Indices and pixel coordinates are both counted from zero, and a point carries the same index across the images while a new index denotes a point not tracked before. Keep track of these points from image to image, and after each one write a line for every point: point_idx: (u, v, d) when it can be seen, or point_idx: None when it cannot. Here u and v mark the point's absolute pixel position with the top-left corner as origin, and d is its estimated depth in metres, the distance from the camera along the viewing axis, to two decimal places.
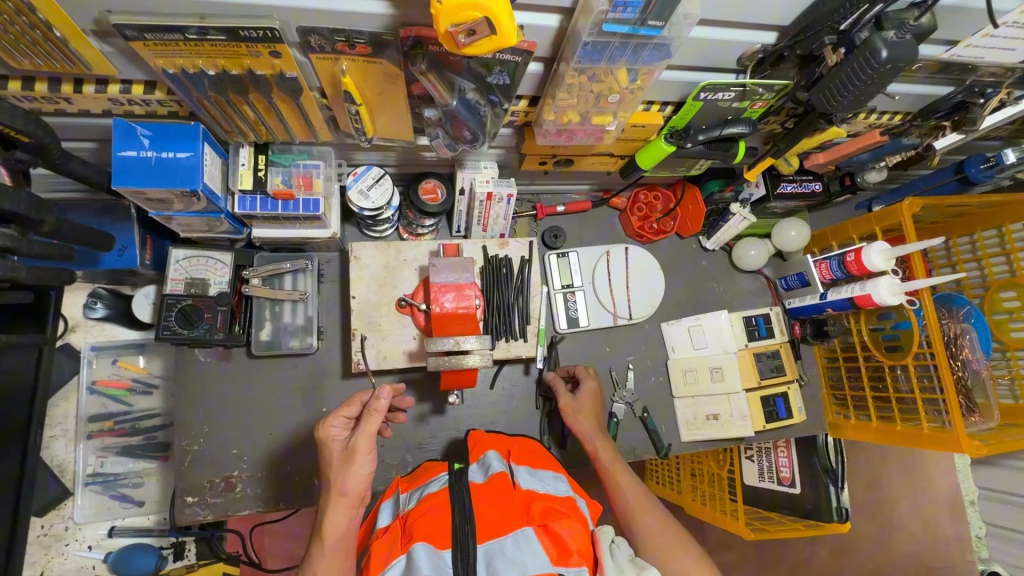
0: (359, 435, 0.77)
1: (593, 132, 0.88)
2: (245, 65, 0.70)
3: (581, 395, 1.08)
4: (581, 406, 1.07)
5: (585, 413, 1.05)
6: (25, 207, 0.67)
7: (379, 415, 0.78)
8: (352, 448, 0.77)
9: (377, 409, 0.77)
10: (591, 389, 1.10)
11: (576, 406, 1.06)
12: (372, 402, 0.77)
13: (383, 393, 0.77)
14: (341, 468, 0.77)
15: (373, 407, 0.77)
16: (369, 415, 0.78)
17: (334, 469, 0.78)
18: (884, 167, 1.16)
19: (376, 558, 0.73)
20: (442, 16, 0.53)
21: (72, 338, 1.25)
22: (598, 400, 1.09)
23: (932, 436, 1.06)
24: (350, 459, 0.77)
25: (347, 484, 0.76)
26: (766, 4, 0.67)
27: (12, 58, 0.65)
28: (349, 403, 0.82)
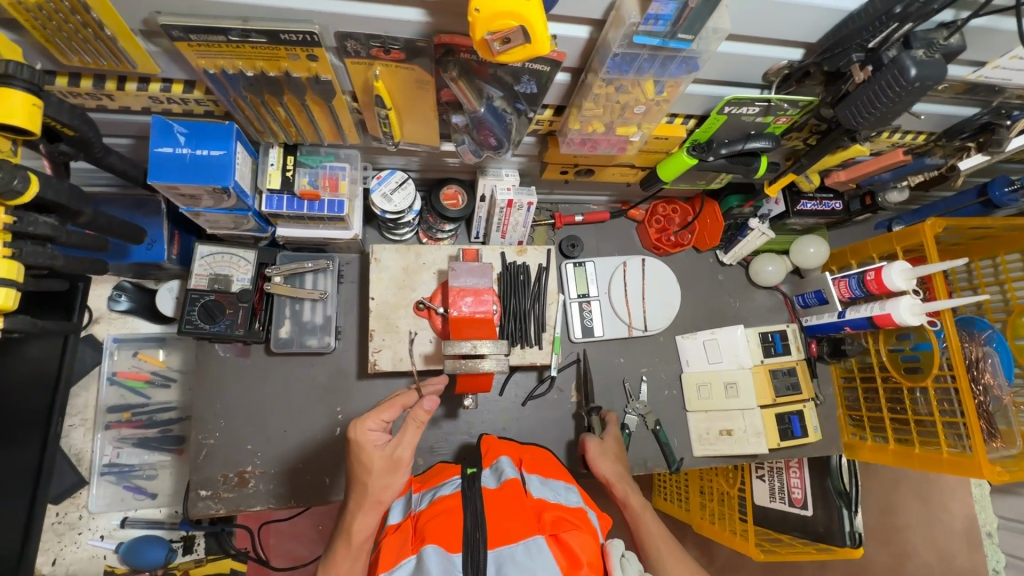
0: (401, 444, 0.80)
1: (616, 142, 0.89)
2: (283, 67, 0.72)
3: (608, 439, 1.08)
4: (609, 448, 1.07)
5: (613, 456, 1.05)
6: (64, 197, 0.70)
7: (421, 426, 0.81)
8: (393, 456, 0.79)
9: (420, 419, 0.80)
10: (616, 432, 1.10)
11: (604, 449, 1.06)
12: (418, 413, 0.80)
13: (428, 403, 0.80)
14: (381, 475, 0.78)
15: (416, 417, 0.80)
16: (412, 424, 0.80)
17: (373, 475, 0.78)
18: (906, 187, 1.15)
19: (388, 554, 0.75)
20: (479, 24, 0.55)
21: (96, 329, 1.27)
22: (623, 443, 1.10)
23: (952, 460, 1.05)
24: (391, 468, 0.79)
25: (386, 493, 0.79)
26: (794, 20, 0.68)
27: (62, 54, 0.68)
28: (390, 407, 0.82)
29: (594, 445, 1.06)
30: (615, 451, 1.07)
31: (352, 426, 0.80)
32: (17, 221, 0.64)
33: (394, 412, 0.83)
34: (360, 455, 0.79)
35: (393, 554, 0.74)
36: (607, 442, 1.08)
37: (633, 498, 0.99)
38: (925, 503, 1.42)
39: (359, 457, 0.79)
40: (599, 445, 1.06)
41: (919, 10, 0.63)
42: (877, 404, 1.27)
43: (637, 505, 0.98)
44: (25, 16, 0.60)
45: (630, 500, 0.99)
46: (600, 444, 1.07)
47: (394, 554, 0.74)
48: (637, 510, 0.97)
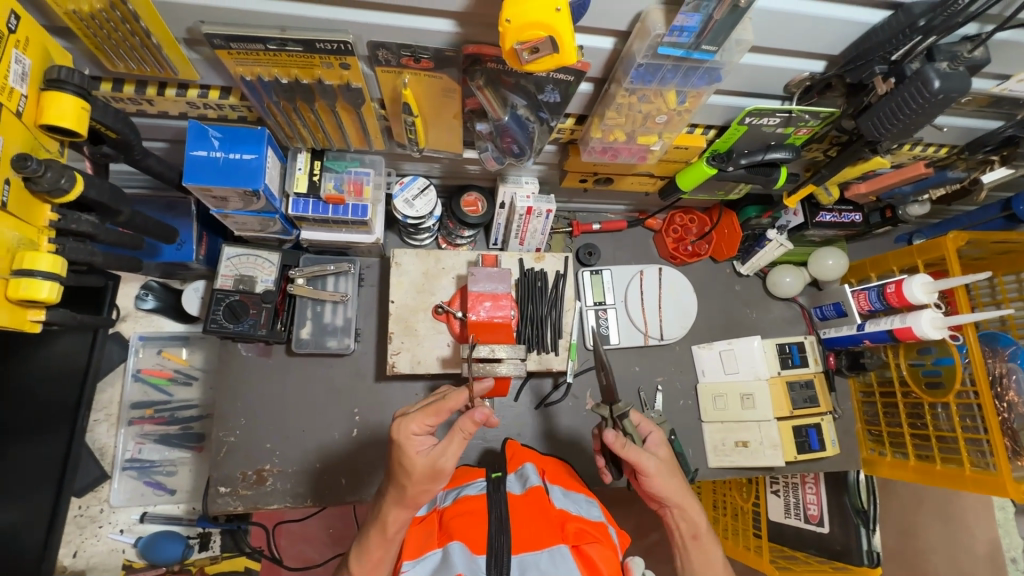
0: (445, 453, 0.76)
1: (637, 151, 0.90)
2: (316, 75, 0.75)
3: (663, 452, 0.90)
4: (669, 464, 0.89)
5: (674, 471, 0.89)
6: (105, 196, 0.72)
7: (467, 436, 0.77)
8: (436, 465, 0.76)
9: (468, 429, 0.77)
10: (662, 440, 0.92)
11: (664, 465, 0.89)
12: (468, 424, 0.76)
13: (478, 415, 0.77)
14: (420, 480, 0.76)
15: (465, 428, 0.77)
16: (460, 433, 0.77)
17: (412, 480, 0.76)
18: (926, 201, 1.16)
19: (414, 543, 0.80)
20: (510, 34, 0.57)
21: (123, 327, 1.31)
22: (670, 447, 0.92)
23: (976, 478, 1.03)
24: (433, 476, 0.76)
25: (421, 496, 0.78)
26: (817, 34, 0.69)
27: (109, 61, 0.71)
28: (435, 414, 0.76)
29: (653, 467, 0.86)
30: (674, 464, 0.91)
31: (397, 424, 0.77)
32: (61, 218, 0.68)
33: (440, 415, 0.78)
34: (402, 455, 0.76)
35: (418, 545, 0.79)
36: (664, 456, 0.89)
37: (701, 521, 0.91)
38: (948, 524, 1.29)
39: (398, 457, 0.76)
40: (659, 462, 0.88)
41: (943, 22, 0.64)
42: (897, 420, 1.25)
43: (704, 529, 0.91)
44: (78, 25, 0.64)
45: (695, 522, 0.90)
46: (659, 460, 0.88)
47: (420, 546, 0.79)
48: (703, 535, 0.91)
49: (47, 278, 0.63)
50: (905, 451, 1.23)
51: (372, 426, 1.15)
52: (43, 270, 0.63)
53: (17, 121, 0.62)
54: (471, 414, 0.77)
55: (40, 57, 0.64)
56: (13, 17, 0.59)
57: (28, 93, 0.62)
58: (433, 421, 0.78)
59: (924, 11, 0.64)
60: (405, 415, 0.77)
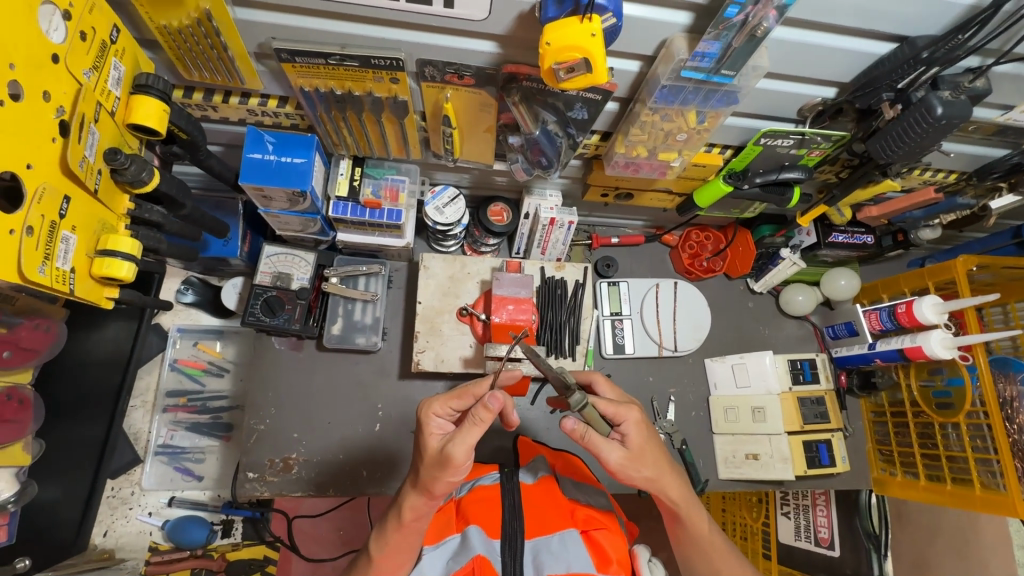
0: (457, 443, 0.71)
1: (657, 167, 0.96)
2: (367, 87, 0.82)
3: (633, 441, 0.80)
4: (641, 453, 0.80)
5: (646, 460, 0.81)
6: (174, 190, 0.81)
7: (481, 427, 0.71)
8: (444, 452, 0.72)
9: (484, 420, 0.70)
10: (638, 424, 0.81)
11: (634, 453, 0.80)
12: (479, 411, 0.70)
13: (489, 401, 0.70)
14: (431, 466, 0.74)
15: (478, 417, 0.71)
16: (469, 419, 0.71)
17: (424, 463, 0.75)
18: (938, 226, 1.19)
19: (433, 529, 0.85)
20: (549, 55, 0.63)
21: (163, 318, 1.38)
22: (649, 432, 0.82)
23: (985, 498, 1.04)
24: (442, 463, 0.72)
25: (434, 485, 0.74)
26: (828, 63, 0.75)
27: (187, 71, 0.80)
28: (461, 397, 0.80)
29: (620, 459, 0.79)
30: (649, 451, 0.81)
31: (423, 405, 0.81)
32: (136, 208, 0.77)
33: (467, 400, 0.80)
34: (422, 436, 0.79)
35: (438, 530, 0.84)
36: (633, 445, 0.80)
37: (684, 502, 0.86)
38: (964, 556, 1.15)
39: (419, 438, 0.79)
40: (626, 453, 0.79)
41: (945, 55, 0.69)
42: (908, 440, 1.24)
43: (686, 508, 0.86)
44: (166, 37, 0.73)
45: (674, 503, 0.85)
46: (626, 450, 0.79)
47: (440, 531, 0.84)
48: (687, 514, 0.86)
49: (126, 258, 0.72)
50: (915, 471, 1.23)
51: (393, 421, 1.20)
52: (123, 251, 0.72)
53: (110, 120, 0.70)
54: (484, 401, 0.71)
55: (131, 66, 0.73)
56: (115, 30, 0.68)
57: (120, 96, 0.71)
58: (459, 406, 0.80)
59: (927, 44, 0.70)
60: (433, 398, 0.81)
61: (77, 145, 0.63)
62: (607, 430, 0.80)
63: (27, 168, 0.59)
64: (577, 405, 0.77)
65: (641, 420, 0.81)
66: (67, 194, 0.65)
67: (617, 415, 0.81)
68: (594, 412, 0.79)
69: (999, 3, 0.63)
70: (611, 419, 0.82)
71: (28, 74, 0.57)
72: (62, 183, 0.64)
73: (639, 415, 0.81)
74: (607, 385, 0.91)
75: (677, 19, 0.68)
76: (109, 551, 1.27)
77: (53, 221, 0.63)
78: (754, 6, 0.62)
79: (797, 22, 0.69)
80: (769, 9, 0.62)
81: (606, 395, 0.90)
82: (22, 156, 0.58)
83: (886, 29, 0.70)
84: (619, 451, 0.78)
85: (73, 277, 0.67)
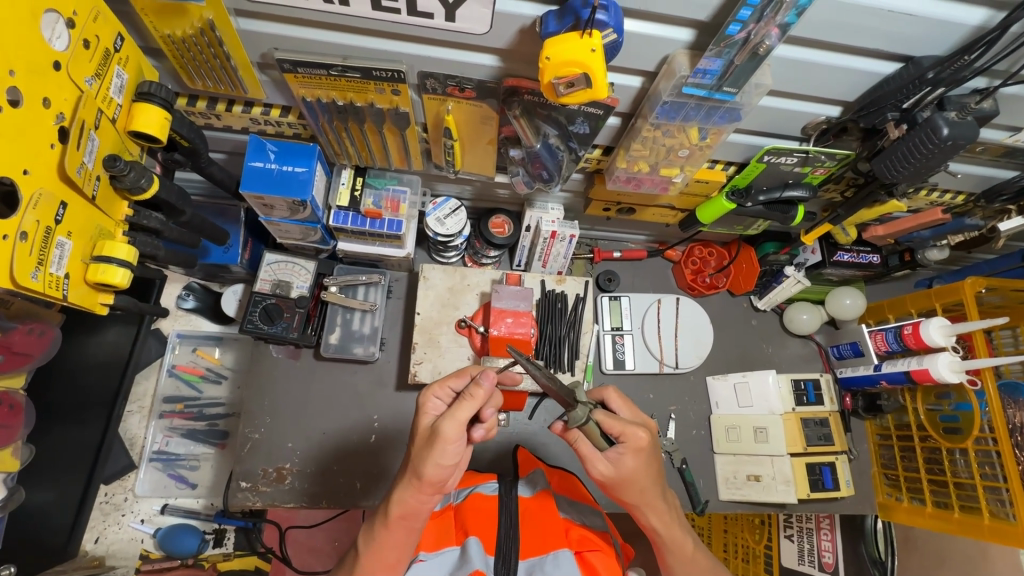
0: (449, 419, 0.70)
1: (659, 182, 0.96)
2: (369, 99, 0.82)
3: (624, 466, 0.76)
4: (631, 476, 0.77)
5: (632, 484, 0.78)
6: (173, 197, 0.82)
7: (474, 402, 0.71)
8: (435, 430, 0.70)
9: (476, 396, 0.70)
10: (636, 449, 0.76)
11: (623, 475, 0.77)
12: (472, 388, 0.71)
13: (483, 377, 0.71)
14: (423, 446, 0.72)
15: (470, 392, 0.71)
16: (465, 396, 0.71)
17: (418, 444, 0.74)
18: (946, 246, 1.14)
19: (433, 536, 0.82)
20: (548, 70, 0.63)
21: (163, 324, 1.38)
22: (646, 458, 0.78)
23: (994, 528, 1.01)
24: (433, 441, 0.70)
25: (424, 469, 0.71)
26: (832, 82, 0.74)
27: (190, 79, 0.80)
28: (458, 377, 0.80)
29: (606, 473, 0.77)
30: (639, 477, 0.78)
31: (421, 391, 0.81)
32: (135, 214, 0.77)
33: (461, 383, 0.81)
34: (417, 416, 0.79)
35: (438, 537, 0.82)
36: (624, 469, 0.76)
37: (667, 526, 0.83)
38: None
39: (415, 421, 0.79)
40: (615, 472, 0.77)
41: (951, 75, 0.68)
42: (914, 464, 1.21)
43: (665, 535, 0.84)
44: (169, 46, 0.73)
45: (653, 528, 0.83)
46: (614, 471, 0.77)
47: (439, 538, 0.82)
48: (664, 540, 0.84)
49: (122, 265, 0.72)
50: (922, 497, 1.19)
51: (389, 432, 1.19)
52: (119, 258, 0.71)
53: (111, 127, 0.71)
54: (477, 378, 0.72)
55: (135, 74, 0.74)
56: (119, 38, 0.69)
57: (122, 103, 0.71)
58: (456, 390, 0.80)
59: (933, 64, 0.69)
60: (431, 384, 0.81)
61: (75, 151, 0.64)
62: (605, 445, 0.77)
63: (23, 173, 0.59)
64: (574, 420, 0.74)
65: (642, 447, 0.77)
66: (64, 200, 0.65)
67: (620, 435, 0.76)
68: (596, 429, 0.76)
69: (1006, 25, 0.62)
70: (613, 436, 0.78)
71: (29, 81, 0.57)
72: (60, 189, 0.64)
73: (643, 440, 0.77)
74: (621, 402, 0.87)
75: (679, 36, 0.68)
76: (100, 558, 1.26)
77: (48, 227, 0.63)
78: (756, 24, 0.62)
79: (800, 40, 0.68)
80: (772, 27, 0.62)
81: (620, 412, 0.85)
82: (19, 161, 0.58)
83: (890, 50, 0.69)
84: (606, 469, 0.77)
85: (67, 282, 0.67)
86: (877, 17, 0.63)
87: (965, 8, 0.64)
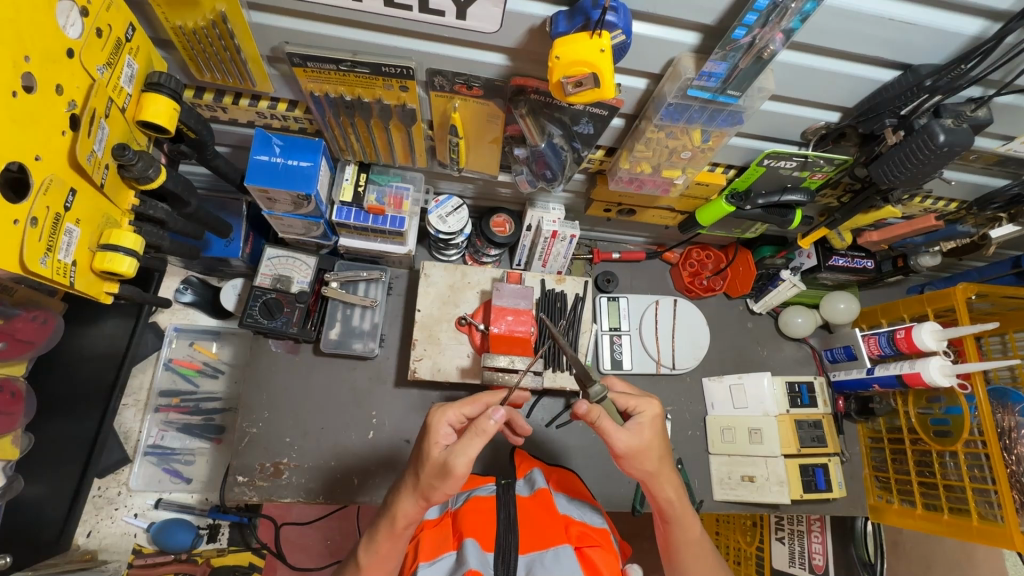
0: (460, 454, 0.71)
1: (661, 184, 0.97)
2: (376, 94, 0.83)
3: (645, 436, 0.78)
4: (650, 446, 0.79)
5: (654, 454, 0.79)
6: (179, 188, 0.82)
7: (482, 438, 0.71)
8: (449, 463, 0.71)
9: (485, 432, 0.71)
10: (652, 419, 0.80)
11: (644, 444, 0.78)
12: (483, 422, 0.71)
13: (496, 414, 0.72)
14: (433, 474, 0.74)
15: (479, 428, 0.71)
16: (476, 432, 0.71)
17: (426, 471, 0.75)
18: (938, 253, 1.18)
19: (428, 545, 0.81)
20: (558, 69, 0.64)
21: (160, 317, 1.38)
22: (660, 429, 0.81)
23: (983, 529, 1.02)
24: (444, 474, 0.72)
25: (432, 493, 0.74)
26: (833, 88, 0.76)
27: (199, 70, 0.81)
28: (470, 402, 0.82)
29: (629, 443, 0.77)
30: (656, 447, 0.80)
31: (430, 413, 0.80)
32: (140, 204, 0.78)
33: (474, 409, 0.82)
34: (426, 441, 0.77)
35: (433, 546, 0.81)
36: (645, 438, 0.78)
37: (676, 501, 0.84)
38: None
39: (422, 445, 0.77)
40: (637, 442, 0.77)
41: (948, 83, 0.70)
42: (905, 467, 1.23)
43: (679, 508, 0.84)
44: (180, 38, 0.74)
45: (668, 502, 0.83)
46: (638, 441, 0.78)
47: (435, 547, 0.80)
48: (678, 514, 0.84)
49: (128, 254, 0.72)
50: (912, 500, 1.21)
51: (387, 429, 1.19)
52: (126, 246, 0.72)
53: (120, 116, 0.71)
54: (488, 413, 0.72)
55: (144, 64, 0.74)
56: (130, 29, 0.69)
57: (131, 93, 0.72)
58: (468, 414, 0.81)
59: (930, 73, 0.70)
60: (438, 409, 0.81)
61: (86, 139, 0.64)
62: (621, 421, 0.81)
63: (36, 159, 0.59)
64: (596, 396, 0.77)
65: (657, 417, 0.82)
66: (73, 187, 0.65)
67: (635, 408, 0.81)
68: (610, 405, 0.80)
69: (1002, 35, 0.63)
70: (626, 412, 0.82)
71: (43, 67, 0.58)
72: (70, 176, 0.65)
73: (656, 410, 0.82)
74: (623, 384, 0.91)
75: (685, 39, 0.70)
76: (92, 552, 1.25)
77: (57, 214, 0.63)
78: (761, 29, 0.63)
79: (802, 46, 0.70)
80: (776, 32, 0.63)
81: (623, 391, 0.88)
82: (31, 147, 0.58)
83: (889, 57, 0.71)
84: (630, 441, 0.77)
85: (74, 270, 0.67)
86: (876, 25, 0.65)
87: (962, 18, 0.65)
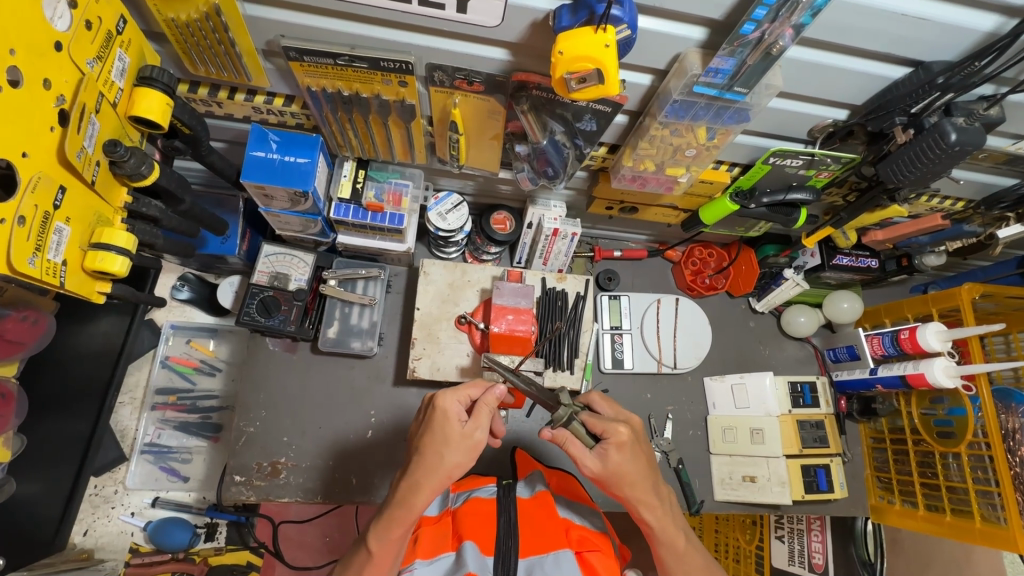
0: (479, 427, 0.76)
1: (664, 182, 0.96)
2: (375, 90, 0.81)
3: (612, 461, 0.76)
4: (618, 472, 0.76)
5: (624, 480, 0.77)
6: (173, 185, 0.80)
7: (491, 411, 0.77)
8: (472, 438, 0.75)
9: (491, 404, 0.77)
10: (621, 444, 0.76)
11: (609, 470, 0.76)
12: (487, 398, 0.77)
13: (499, 390, 0.79)
14: (458, 451, 0.74)
15: (487, 400, 0.77)
16: (486, 407, 0.77)
17: (450, 450, 0.74)
18: (943, 253, 1.16)
19: (427, 544, 0.81)
20: (561, 65, 0.63)
21: (156, 315, 1.36)
22: (631, 455, 0.77)
23: (986, 531, 1.01)
24: (469, 448, 0.75)
25: (454, 471, 0.75)
26: (842, 85, 0.74)
27: (193, 65, 0.79)
28: (470, 385, 0.80)
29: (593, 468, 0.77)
30: (628, 471, 0.77)
31: (439, 394, 0.77)
32: (133, 202, 0.76)
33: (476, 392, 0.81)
34: (441, 422, 0.74)
35: (432, 544, 0.80)
36: (612, 464, 0.76)
37: (657, 523, 0.81)
38: None
39: (439, 426, 0.74)
40: (602, 467, 0.76)
41: (960, 81, 0.69)
42: (908, 468, 1.22)
43: (660, 530, 0.81)
44: (173, 31, 0.72)
45: (649, 523, 0.81)
46: (602, 467, 0.76)
47: (434, 546, 0.80)
48: (660, 536, 0.82)
49: (121, 253, 0.71)
50: (914, 500, 1.20)
51: (386, 428, 1.18)
52: (118, 246, 0.70)
53: (112, 111, 0.69)
54: (492, 389, 0.78)
55: (137, 58, 0.72)
56: (122, 21, 0.68)
57: (123, 87, 0.70)
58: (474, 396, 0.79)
59: (943, 69, 0.69)
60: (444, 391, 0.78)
61: (75, 135, 0.62)
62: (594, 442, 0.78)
63: (22, 156, 0.58)
64: (563, 417, 0.77)
65: (627, 442, 0.76)
66: (62, 185, 0.64)
67: (602, 433, 0.77)
68: (582, 428, 0.78)
69: (1017, 32, 0.62)
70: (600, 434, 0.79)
71: (30, 61, 0.56)
72: (59, 174, 0.63)
73: (627, 435, 0.76)
74: (605, 403, 0.88)
75: (692, 34, 0.68)
76: (88, 551, 1.24)
77: (46, 212, 0.62)
78: (771, 24, 0.61)
79: (812, 41, 0.68)
80: (786, 27, 0.61)
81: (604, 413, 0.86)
82: (18, 144, 0.57)
83: (900, 54, 0.69)
84: (594, 466, 0.77)
85: (64, 269, 0.66)
86: (889, 21, 0.63)
87: (977, 14, 0.64)
